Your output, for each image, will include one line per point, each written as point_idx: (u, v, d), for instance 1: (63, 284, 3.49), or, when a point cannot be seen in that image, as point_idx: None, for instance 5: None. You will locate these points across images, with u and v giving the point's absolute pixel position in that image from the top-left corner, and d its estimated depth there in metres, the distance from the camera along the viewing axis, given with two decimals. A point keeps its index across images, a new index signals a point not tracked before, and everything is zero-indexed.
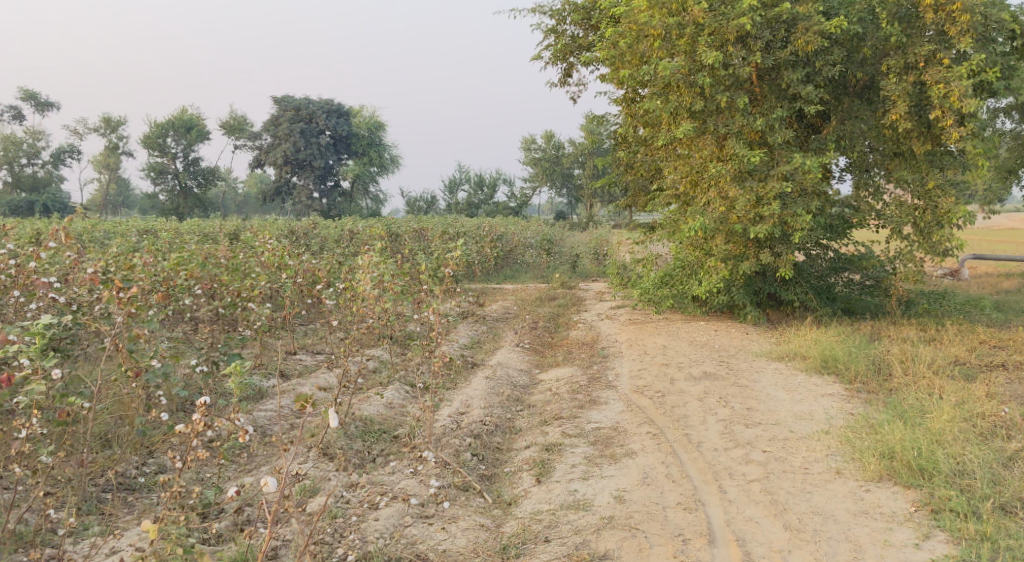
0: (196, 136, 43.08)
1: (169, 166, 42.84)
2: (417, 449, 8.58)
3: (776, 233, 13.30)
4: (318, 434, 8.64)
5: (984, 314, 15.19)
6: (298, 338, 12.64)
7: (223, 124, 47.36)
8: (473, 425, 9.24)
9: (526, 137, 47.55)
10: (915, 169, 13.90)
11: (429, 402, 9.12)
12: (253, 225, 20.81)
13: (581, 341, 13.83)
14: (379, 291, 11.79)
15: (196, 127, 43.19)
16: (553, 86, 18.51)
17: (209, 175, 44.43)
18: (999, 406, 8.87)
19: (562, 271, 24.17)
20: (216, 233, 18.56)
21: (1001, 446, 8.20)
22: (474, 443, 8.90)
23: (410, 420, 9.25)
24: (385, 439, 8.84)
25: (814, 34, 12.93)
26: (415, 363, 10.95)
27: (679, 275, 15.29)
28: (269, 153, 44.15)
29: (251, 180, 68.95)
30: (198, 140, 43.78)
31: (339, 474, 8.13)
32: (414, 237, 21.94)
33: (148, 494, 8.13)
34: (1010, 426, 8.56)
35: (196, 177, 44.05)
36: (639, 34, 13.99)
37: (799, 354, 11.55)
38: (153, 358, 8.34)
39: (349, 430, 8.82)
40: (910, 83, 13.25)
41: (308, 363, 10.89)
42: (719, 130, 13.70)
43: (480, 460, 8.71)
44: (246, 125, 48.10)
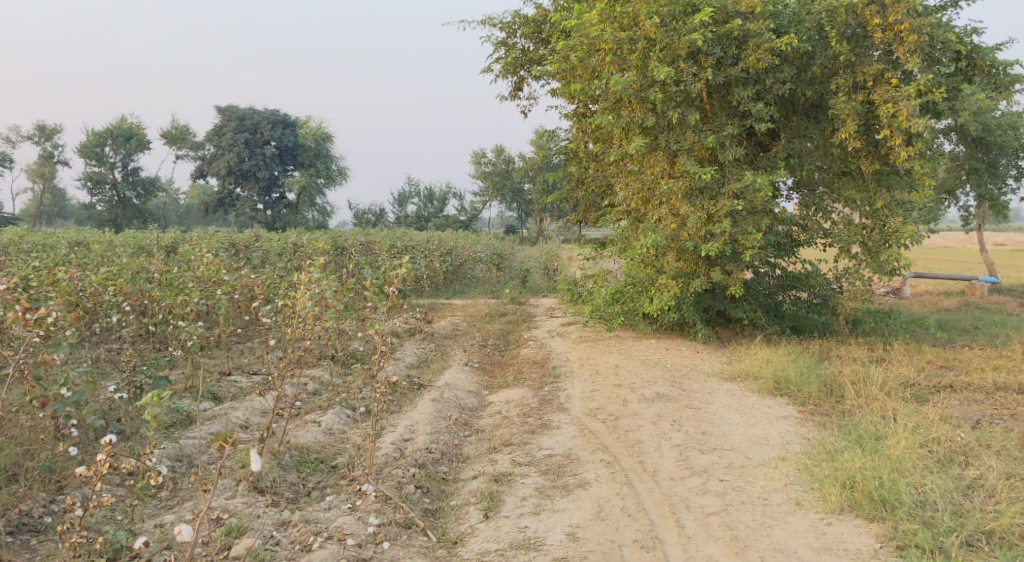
0: (136, 145, 42.00)
1: (107, 177, 41.69)
2: (356, 482, 8.20)
3: (727, 251, 13.15)
4: (250, 465, 8.20)
5: (931, 333, 15.23)
6: (235, 357, 12.12)
7: (164, 133, 46.27)
8: (417, 454, 8.86)
9: (477, 151, 47.24)
10: (863, 189, 13.84)
11: (370, 430, 8.73)
12: (195, 237, 20.16)
13: (531, 359, 13.51)
14: (318, 309, 11.31)
15: (136, 136, 42.08)
16: (504, 99, 18.24)
17: (150, 186, 43.38)
18: (955, 431, 8.75)
19: (512, 286, 23.88)
20: (154, 246, 17.90)
21: (960, 475, 8.05)
22: (417, 474, 8.52)
23: (350, 448, 8.86)
24: (321, 471, 8.45)
25: (765, 51, 12.82)
26: (358, 384, 10.53)
27: (630, 292, 15.07)
28: (212, 163, 43.21)
29: (194, 190, 67.55)
30: (139, 150, 42.63)
31: (269, 510, 7.74)
32: (361, 251, 21.48)
33: (53, 537, 7.60)
34: (968, 452, 8.43)
35: (135, 188, 42.95)
36: (591, 48, 13.79)
37: (752, 375, 11.35)
38: (64, 387, 7.98)
39: (282, 460, 8.41)
40: (858, 102, 13.18)
41: (244, 386, 10.33)
42: (671, 147, 13.53)
43: (424, 493, 8.33)
44: (188, 135, 47.06)
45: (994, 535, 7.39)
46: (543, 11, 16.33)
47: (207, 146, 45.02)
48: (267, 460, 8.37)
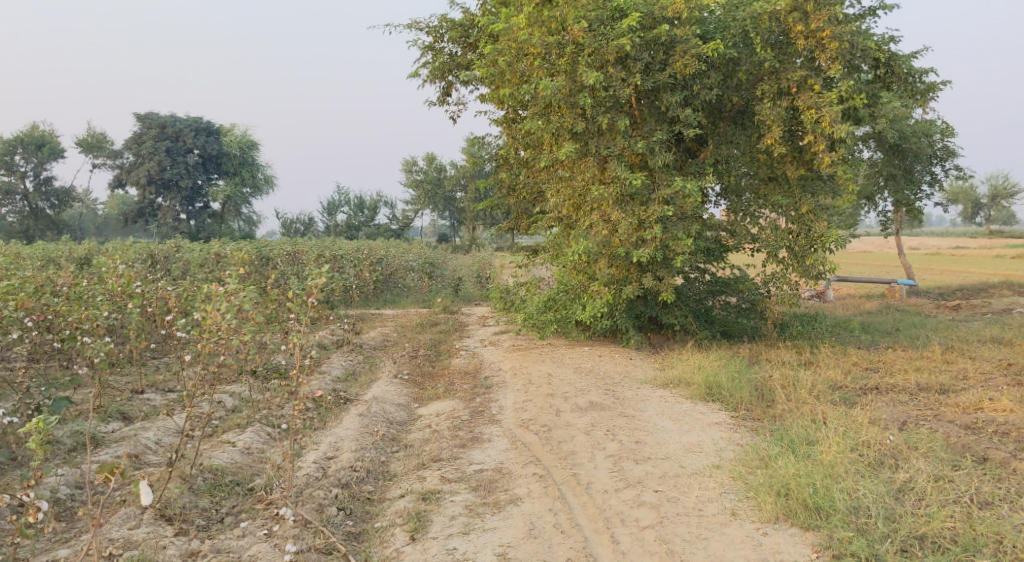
0: (49, 154, 40.62)
1: (19, 187, 40.24)
2: (273, 506, 8.02)
3: (658, 257, 13.11)
4: (159, 491, 7.93)
5: (855, 336, 15.42)
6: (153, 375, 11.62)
7: (80, 142, 44.83)
8: (340, 473, 8.59)
9: (407, 159, 46.81)
10: (789, 194, 13.87)
11: (290, 450, 8.43)
12: (111, 248, 19.43)
13: (462, 370, 13.26)
14: (235, 323, 10.88)
15: (49, 144, 40.73)
16: (432, 105, 18.00)
17: (64, 196, 42.08)
18: (884, 433, 8.77)
19: (443, 295, 23.59)
20: (67, 259, 17.16)
21: (890, 478, 8.07)
22: (340, 494, 8.26)
23: (268, 468, 8.56)
24: (236, 492, 8.23)
25: (692, 57, 12.80)
26: (282, 400, 10.15)
27: (562, 300, 14.92)
28: (131, 172, 41.98)
29: (114, 201, 65.61)
30: (51, 158, 41.28)
31: (177, 540, 7.56)
32: (288, 261, 20.96)
33: None
34: (896, 454, 8.45)
35: (49, 198, 41.58)
36: (519, 52, 13.64)
37: (684, 382, 11.26)
38: None
39: (195, 484, 8.17)
40: (783, 108, 13.24)
41: (157, 402, 10.34)
42: (601, 152, 13.45)
43: (347, 515, 8.11)
44: (106, 143, 45.67)
45: (926, 539, 7.43)
46: (470, 16, 16.14)
47: (126, 154, 43.76)
48: (177, 485, 8.10)
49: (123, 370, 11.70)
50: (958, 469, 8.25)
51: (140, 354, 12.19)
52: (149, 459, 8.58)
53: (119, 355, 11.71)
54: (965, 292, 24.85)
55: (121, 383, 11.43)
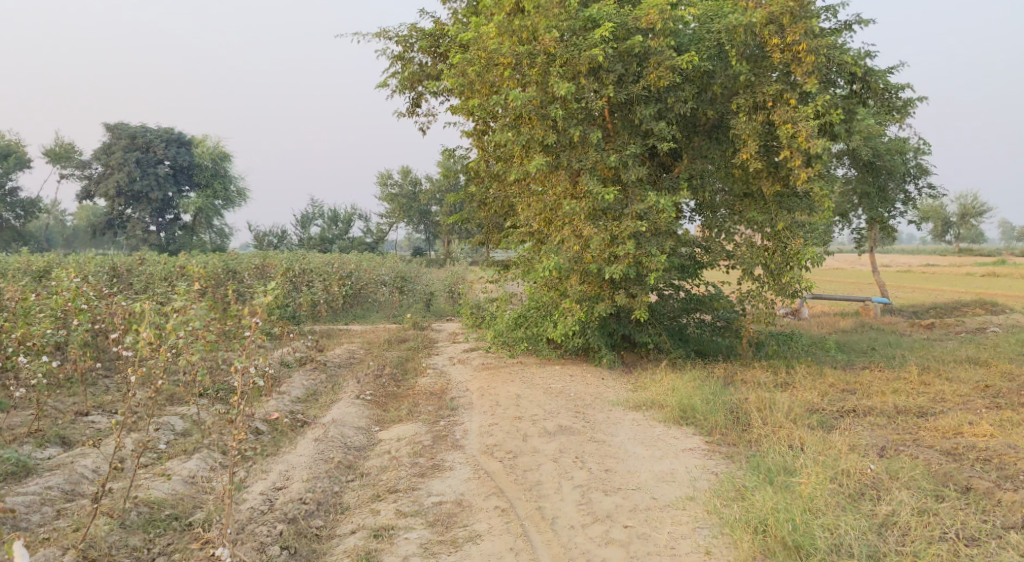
0: (15, 164, 39.79)
1: None
2: (210, 546, 7.55)
3: (631, 274, 12.73)
4: (82, 528, 7.60)
5: (830, 355, 15.09)
6: (100, 397, 11.09)
7: (48, 151, 43.97)
8: (288, 507, 8.14)
9: (382, 172, 46.30)
10: (765, 211, 13.55)
11: (231, 484, 7.96)
12: (71, 260, 18.80)
13: (427, 390, 12.78)
14: (182, 343, 10.34)
15: (15, 153, 39.93)
16: (401, 116, 17.56)
17: (31, 206, 41.27)
18: (865, 462, 8.39)
19: (414, 310, 23.08)
20: (21, 273, 16.53)
21: (872, 512, 7.69)
22: (285, 531, 7.81)
23: (210, 502, 8.18)
24: (173, 528, 7.86)
25: (666, 69, 12.46)
26: (235, 422, 9.64)
27: (534, 317, 14.48)
28: (100, 183, 41.17)
29: (83, 211, 64.52)
30: (17, 168, 40.44)
31: None
32: (254, 275, 20.39)
33: None
34: (878, 484, 8.08)
35: (15, 209, 40.75)
36: (489, 62, 13.23)
37: (657, 404, 10.83)
38: None
39: (126, 520, 7.82)
40: (759, 122, 12.91)
41: (103, 424, 10.15)
42: (573, 166, 13.08)
43: (291, 555, 7.64)
44: (74, 153, 44.82)
45: None
46: (440, 25, 15.75)
47: (94, 164, 42.97)
48: (104, 521, 7.73)
49: (67, 391, 11.13)
50: (941, 501, 7.89)
51: (87, 374, 11.66)
52: (79, 494, 8.27)
53: (59, 375, 11.22)
54: (939, 310, 24.67)
55: (61, 406, 10.87)
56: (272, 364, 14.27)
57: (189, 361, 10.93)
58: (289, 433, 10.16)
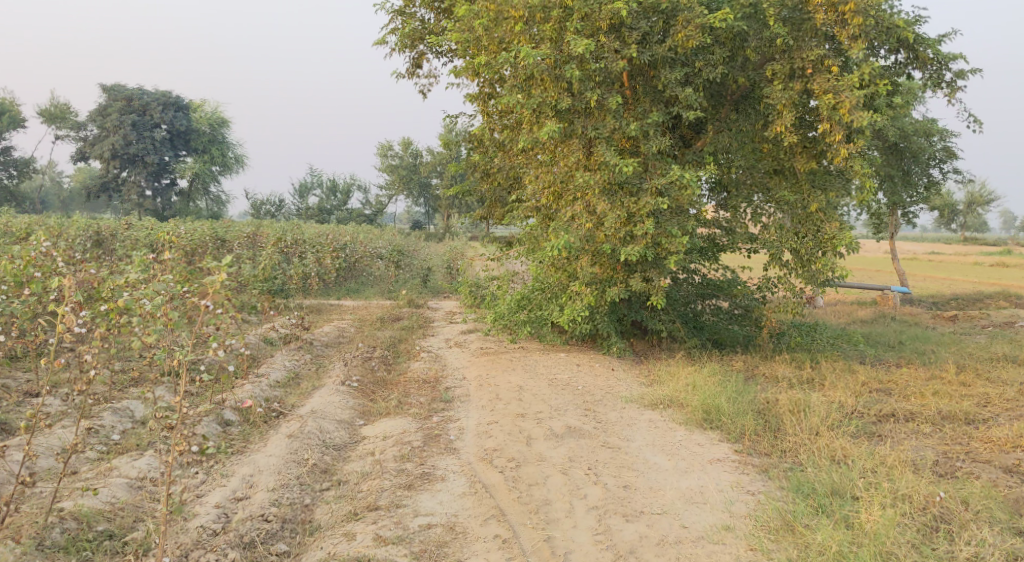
0: (9, 122, 38.51)
1: None
2: None
3: (649, 256, 11.54)
4: None
5: (858, 349, 13.86)
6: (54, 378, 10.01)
7: (43, 111, 42.62)
8: (244, 526, 7.14)
9: (382, 143, 44.91)
10: (797, 190, 12.32)
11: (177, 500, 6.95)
12: (50, 223, 17.60)
13: (421, 376, 11.63)
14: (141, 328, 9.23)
15: (9, 112, 38.62)
16: (400, 78, 16.32)
17: (25, 166, 40.02)
18: (933, 487, 7.32)
19: (411, 286, 21.79)
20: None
21: (951, 555, 6.70)
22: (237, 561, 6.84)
23: (154, 519, 7.26)
24: (103, 550, 6.98)
25: (696, 28, 11.19)
26: (196, 415, 8.53)
27: (538, 299, 13.26)
28: (95, 145, 39.75)
29: (80, 173, 63.14)
30: (10, 127, 39.11)
31: None
32: (245, 245, 19.17)
33: None
34: (952, 517, 7.04)
35: (7, 168, 39.50)
36: (498, 16, 11.99)
37: (677, 402, 9.65)
38: None
39: (46, 540, 6.92)
40: (796, 91, 11.65)
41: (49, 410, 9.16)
42: (588, 134, 11.84)
43: None
44: (70, 114, 43.46)
45: None
46: None
47: (90, 126, 41.67)
48: (13, 545, 6.80)
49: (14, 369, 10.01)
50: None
51: (44, 351, 10.57)
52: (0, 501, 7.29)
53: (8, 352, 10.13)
54: (960, 302, 23.40)
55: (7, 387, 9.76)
56: (254, 343, 13.08)
57: (148, 342, 9.79)
58: (261, 427, 9.05)
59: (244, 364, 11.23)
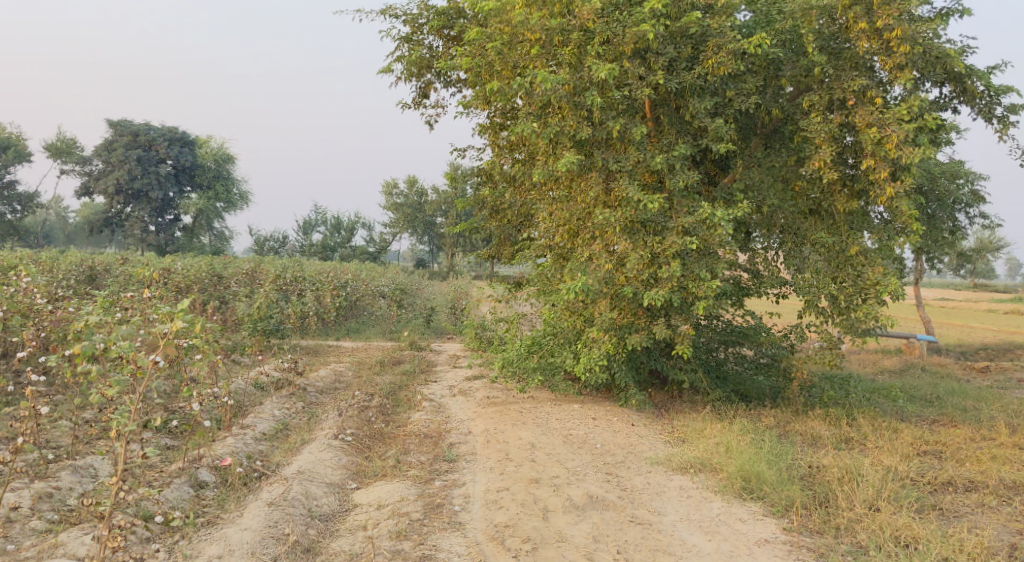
0: (14, 156, 37.86)
1: None
2: None
3: (675, 301, 10.52)
4: None
5: (897, 404, 12.74)
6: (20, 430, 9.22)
7: (48, 145, 41.97)
8: None
9: (387, 180, 44.08)
10: (834, 231, 11.36)
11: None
12: (41, 259, 16.74)
13: (422, 428, 10.62)
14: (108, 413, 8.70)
15: (15, 146, 37.96)
16: (406, 108, 15.45)
17: (28, 201, 39.25)
18: None
19: (412, 326, 20.65)
20: None
21: None
22: None
23: None
24: None
25: (728, 54, 10.34)
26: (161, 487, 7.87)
27: (550, 345, 12.12)
28: (98, 179, 39.04)
29: (84, 208, 62.40)
30: (16, 161, 38.47)
31: None
32: (242, 281, 18.22)
33: None
34: None
35: (11, 203, 38.76)
36: (513, 39, 11.15)
37: (711, 467, 8.61)
38: None
39: None
40: (835, 124, 10.67)
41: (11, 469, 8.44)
42: (609, 167, 10.89)
43: None
44: (75, 148, 42.82)
45: None
46: (456, 3, 13.65)
47: (95, 161, 41.02)
48: None
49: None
50: None
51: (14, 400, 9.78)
52: None
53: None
54: (990, 352, 22.22)
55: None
56: (243, 389, 12.05)
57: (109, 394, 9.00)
58: (239, 489, 8.19)
59: (227, 416, 10.23)
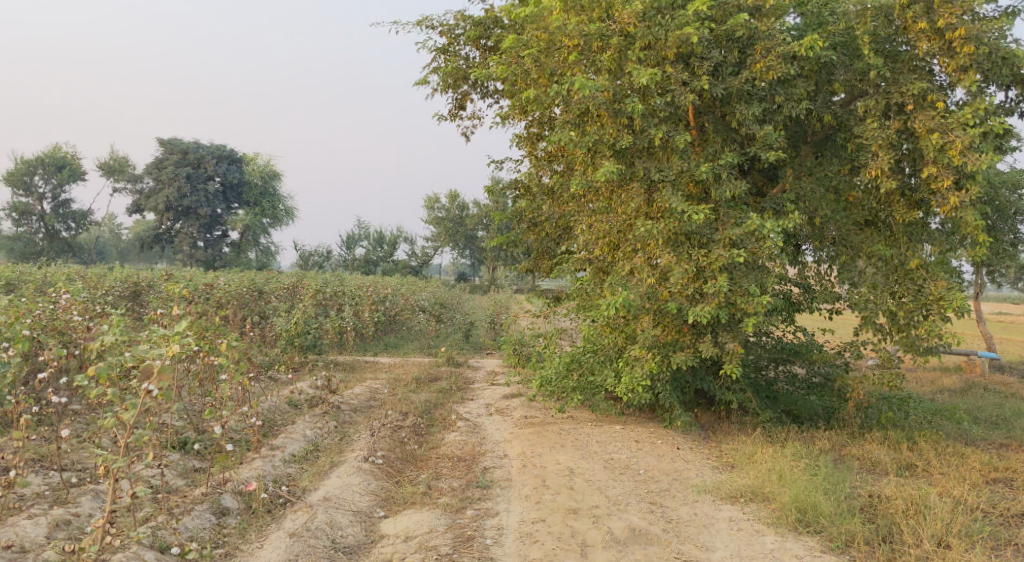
0: (69, 175, 38.38)
1: (35, 208, 37.99)
2: None
3: (723, 318, 9.99)
4: None
5: (960, 426, 12.02)
6: (47, 453, 9.02)
7: (102, 164, 42.54)
8: None
9: (429, 195, 43.92)
10: (892, 243, 10.73)
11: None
12: (85, 275, 16.67)
13: (456, 450, 10.20)
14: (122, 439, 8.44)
15: (69, 165, 38.48)
16: (442, 120, 15.13)
17: (81, 219, 39.73)
18: None
19: (450, 342, 20.24)
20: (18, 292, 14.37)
21: None
22: None
23: None
24: None
25: (777, 57, 9.83)
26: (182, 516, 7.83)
27: (590, 363, 11.61)
28: (149, 198, 39.30)
29: (136, 226, 63.24)
30: (71, 180, 39.00)
31: None
32: (282, 297, 18.00)
33: None
34: None
35: (66, 220, 39.26)
36: (550, 45, 10.75)
37: (763, 497, 8.12)
38: None
39: None
40: (893, 130, 10.07)
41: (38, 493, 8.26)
42: (651, 177, 10.39)
43: None
44: (127, 167, 43.33)
45: None
46: (493, 11, 13.31)
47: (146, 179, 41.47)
48: None
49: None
50: None
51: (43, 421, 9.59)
52: None
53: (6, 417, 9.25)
54: None
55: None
56: (275, 407, 11.73)
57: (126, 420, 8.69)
58: (263, 518, 8.06)
59: (255, 437, 9.91)
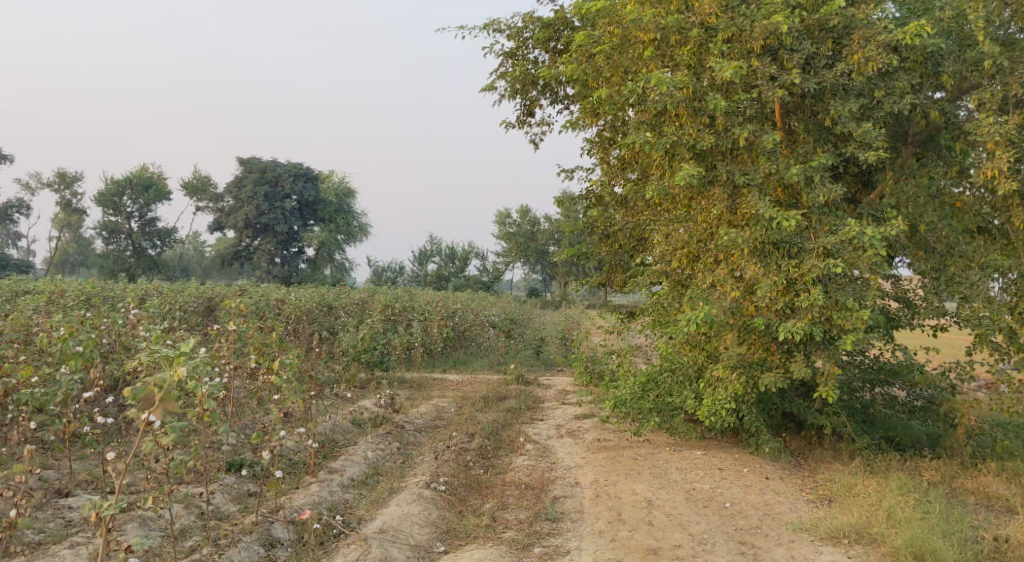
0: (155, 195, 39.00)
1: (123, 226, 38.68)
2: None
3: (817, 334, 9.07)
4: None
5: None
6: (95, 476, 8.60)
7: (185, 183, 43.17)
8: None
9: (499, 211, 43.50)
10: (1008, 253, 9.66)
11: None
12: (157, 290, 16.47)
13: (524, 475, 9.47)
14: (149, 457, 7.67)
15: (155, 184, 39.13)
16: (510, 127, 14.53)
17: (165, 236, 40.32)
18: None
19: (521, 358, 19.52)
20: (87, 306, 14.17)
21: None
22: None
23: None
24: None
25: (878, 47, 8.92)
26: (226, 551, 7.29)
27: (668, 383, 10.76)
28: (230, 215, 39.64)
29: (217, 243, 64.32)
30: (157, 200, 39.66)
31: None
32: (350, 311, 17.59)
33: None
34: None
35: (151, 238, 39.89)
36: (625, 41, 10.02)
37: (875, 542, 7.32)
38: None
39: None
40: (1014, 125, 9.00)
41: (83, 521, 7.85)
42: (735, 180, 9.54)
43: None
44: (209, 185, 43.91)
45: None
46: (563, 12, 12.64)
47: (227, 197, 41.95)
48: None
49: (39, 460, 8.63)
50: None
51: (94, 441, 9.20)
52: None
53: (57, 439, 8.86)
54: None
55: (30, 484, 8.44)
56: (336, 427, 11.18)
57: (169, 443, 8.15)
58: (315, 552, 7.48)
59: (312, 459, 9.35)
